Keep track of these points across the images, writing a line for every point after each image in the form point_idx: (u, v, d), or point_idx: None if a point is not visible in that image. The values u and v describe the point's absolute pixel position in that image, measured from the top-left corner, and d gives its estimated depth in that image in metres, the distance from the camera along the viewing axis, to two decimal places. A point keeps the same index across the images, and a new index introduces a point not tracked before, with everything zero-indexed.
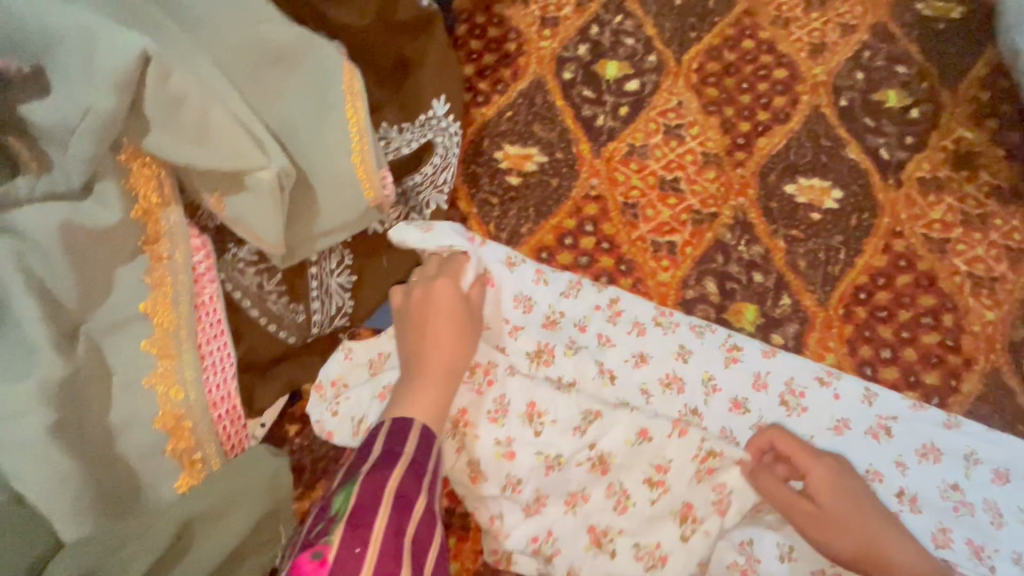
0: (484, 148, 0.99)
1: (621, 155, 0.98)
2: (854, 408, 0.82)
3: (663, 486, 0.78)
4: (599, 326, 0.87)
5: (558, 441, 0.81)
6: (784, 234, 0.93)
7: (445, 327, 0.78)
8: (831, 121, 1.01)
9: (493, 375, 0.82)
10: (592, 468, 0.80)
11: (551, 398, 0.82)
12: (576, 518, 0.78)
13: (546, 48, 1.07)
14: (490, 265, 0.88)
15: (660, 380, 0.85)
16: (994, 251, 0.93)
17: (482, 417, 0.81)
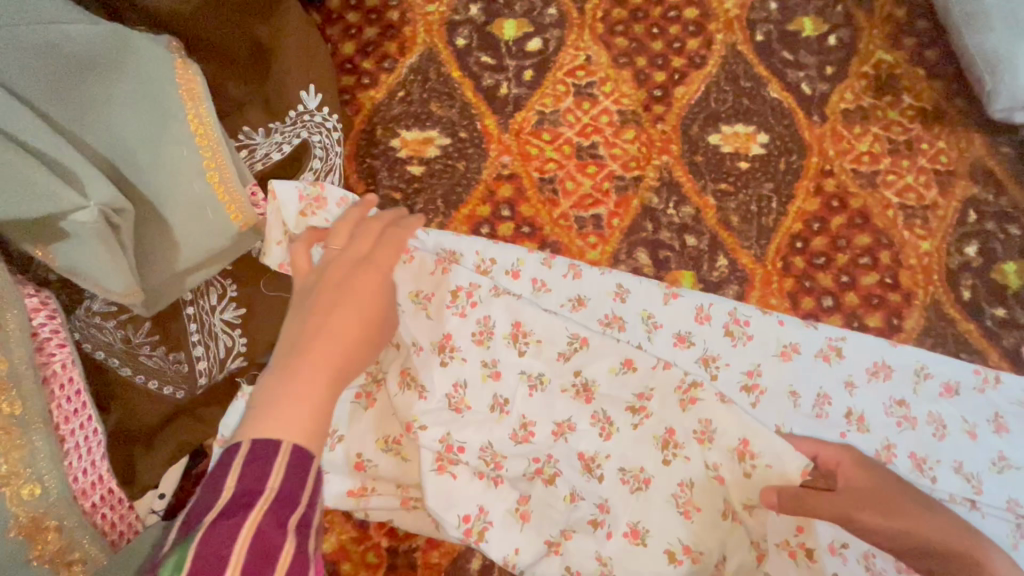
0: (377, 136, 0.87)
1: (531, 126, 0.89)
2: (801, 329, 0.78)
3: (646, 411, 0.73)
4: (533, 271, 0.80)
5: (543, 363, 0.74)
6: (713, 189, 0.87)
7: (361, 306, 0.59)
8: (749, 60, 0.94)
9: (475, 298, 0.75)
10: (577, 396, 0.73)
11: (534, 318, 0.75)
12: (565, 448, 0.72)
13: (434, 12, 0.95)
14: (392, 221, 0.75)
15: (601, 322, 0.79)
16: (923, 178, 0.89)
17: (467, 340, 0.74)
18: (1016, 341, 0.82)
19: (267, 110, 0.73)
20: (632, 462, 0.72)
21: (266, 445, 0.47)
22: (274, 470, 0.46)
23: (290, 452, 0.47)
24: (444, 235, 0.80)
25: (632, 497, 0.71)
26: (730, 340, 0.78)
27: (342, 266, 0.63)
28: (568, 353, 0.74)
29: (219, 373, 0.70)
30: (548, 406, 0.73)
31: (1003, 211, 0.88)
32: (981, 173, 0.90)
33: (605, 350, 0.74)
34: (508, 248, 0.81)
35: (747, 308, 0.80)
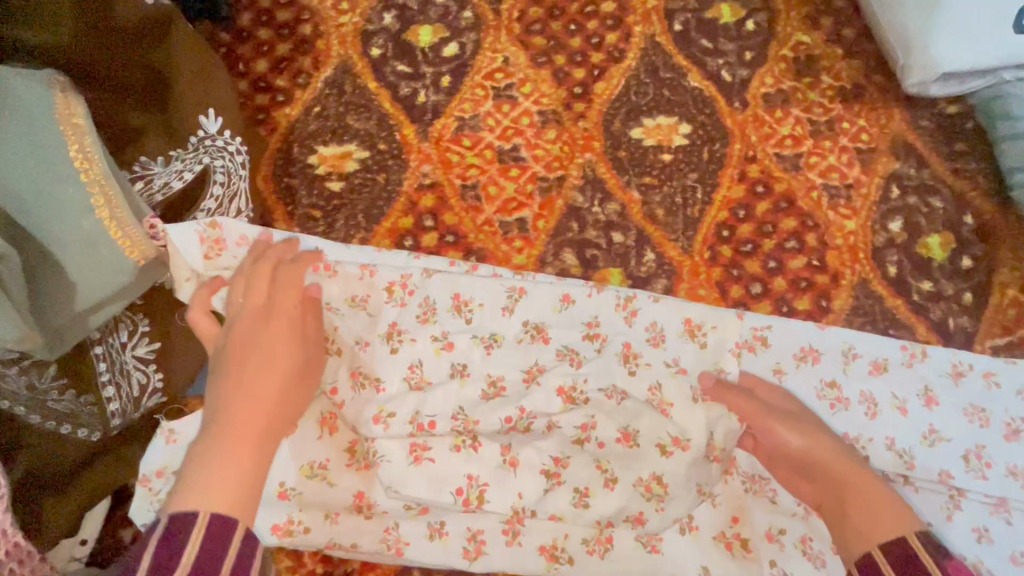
0: (294, 154, 0.86)
1: (451, 133, 0.88)
2: (730, 316, 0.76)
3: (601, 336, 0.75)
4: (454, 285, 0.75)
5: (491, 324, 0.74)
6: (637, 184, 0.87)
7: (271, 364, 0.62)
8: (668, 50, 0.94)
9: (410, 286, 0.75)
10: (533, 340, 0.74)
11: (470, 286, 0.75)
12: (539, 392, 0.72)
13: (347, 23, 0.93)
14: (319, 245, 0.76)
15: (525, 324, 0.75)
16: (845, 157, 0.90)
17: (413, 322, 0.73)
18: (942, 314, 0.83)
19: (167, 134, 0.71)
20: (579, 466, 0.69)
21: (183, 519, 0.48)
22: (188, 546, 0.47)
23: (208, 523, 0.49)
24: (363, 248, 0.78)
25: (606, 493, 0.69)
26: (654, 338, 0.75)
27: (248, 325, 0.64)
28: (487, 350, 0.73)
29: (136, 411, 0.69)
30: (477, 417, 0.71)
31: (924, 184, 0.89)
32: (902, 148, 0.90)
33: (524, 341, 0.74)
34: (433, 259, 0.78)
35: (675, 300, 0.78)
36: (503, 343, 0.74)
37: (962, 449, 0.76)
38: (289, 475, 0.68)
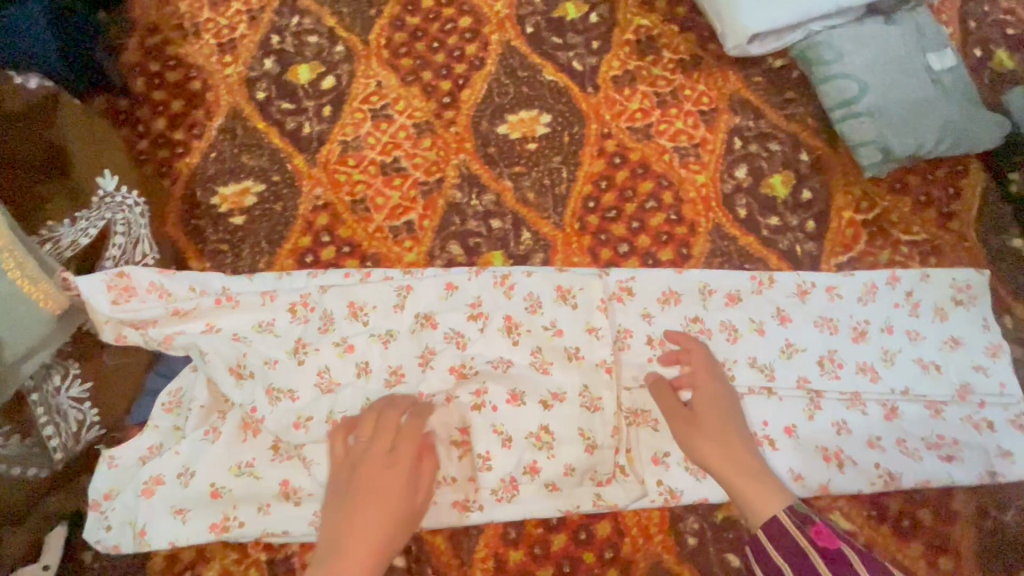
0: (198, 198, 0.95)
1: (337, 156, 0.98)
2: (598, 282, 0.86)
3: (484, 315, 0.84)
4: (350, 293, 0.84)
5: (386, 321, 0.83)
6: (508, 173, 0.97)
7: (394, 490, 0.68)
8: (522, 51, 1.05)
9: (311, 304, 0.84)
10: (422, 328, 0.83)
11: (363, 292, 0.84)
12: (433, 375, 0.81)
13: (232, 73, 1.03)
14: (230, 286, 0.85)
15: (416, 317, 0.84)
16: (691, 120, 1.01)
17: (314, 334, 0.82)
18: (790, 243, 0.94)
19: (71, 198, 0.80)
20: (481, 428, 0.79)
21: None
22: None
23: None
24: (266, 277, 0.88)
25: (502, 447, 0.78)
26: (532, 309, 0.85)
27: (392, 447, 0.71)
28: (385, 341, 0.82)
29: (77, 445, 0.77)
30: None
31: (763, 132, 1.00)
32: (740, 104, 1.02)
33: (416, 328, 0.83)
34: (331, 274, 0.88)
35: (545, 268, 0.88)
36: (399, 331, 0.83)
37: (816, 356, 0.85)
38: (219, 475, 0.76)
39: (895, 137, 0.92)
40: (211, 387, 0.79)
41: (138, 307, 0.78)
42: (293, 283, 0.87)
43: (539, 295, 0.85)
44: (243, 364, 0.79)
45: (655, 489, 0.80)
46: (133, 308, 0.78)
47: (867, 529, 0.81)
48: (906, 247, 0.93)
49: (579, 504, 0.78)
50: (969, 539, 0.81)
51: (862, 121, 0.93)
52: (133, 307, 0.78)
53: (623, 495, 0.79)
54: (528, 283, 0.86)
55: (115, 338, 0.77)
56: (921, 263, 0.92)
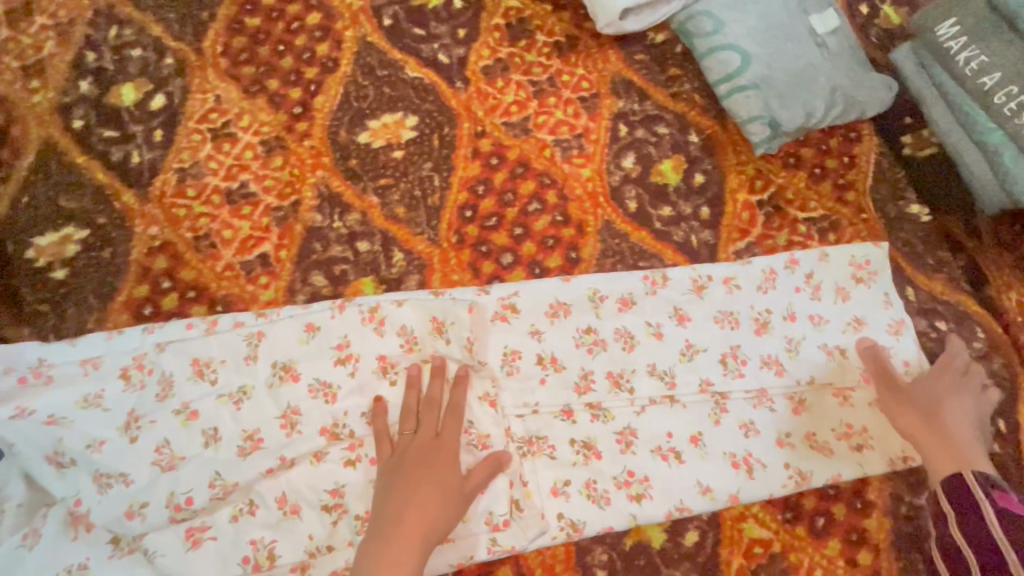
0: (10, 253, 0.81)
1: (174, 187, 0.85)
2: (477, 304, 0.79)
3: (353, 357, 0.75)
4: (194, 350, 0.73)
5: (237, 377, 0.73)
6: (373, 188, 0.87)
7: (444, 470, 0.69)
8: (381, 47, 0.94)
9: (146, 366, 0.72)
10: (282, 380, 0.73)
11: (208, 346, 0.73)
12: (297, 436, 0.71)
13: (42, 101, 0.89)
14: (45, 354, 0.72)
15: (274, 368, 0.73)
16: (571, 108, 0.92)
17: (151, 403, 0.71)
18: (685, 234, 0.87)
19: None
20: (354, 486, 0.71)
21: None
22: None
23: None
24: (92, 338, 0.74)
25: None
26: (405, 344, 0.76)
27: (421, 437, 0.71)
28: (239, 400, 0.72)
29: None
30: (238, 478, 0.69)
31: (649, 115, 0.92)
32: (622, 86, 0.94)
33: (274, 380, 0.73)
34: (171, 326, 0.75)
35: (419, 293, 0.80)
36: (255, 385, 0.73)
37: (718, 355, 0.80)
38: None
39: (783, 110, 0.86)
40: (30, 481, 0.67)
41: None
42: (126, 342, 0.74)
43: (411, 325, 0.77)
44: (62, 451, 0.67)
45: (557, 524, 0.73)
46: None
47: (784, 534, 0.76)
48: (804, 225, 0.88)
49: (474, 553, 0.71)
50: (886, 529, 0.77)
51: (748, 95, 0.87)
52: None
53: (522, 536, 0.72)
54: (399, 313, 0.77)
55: None
56: (820, 241, 0.87)
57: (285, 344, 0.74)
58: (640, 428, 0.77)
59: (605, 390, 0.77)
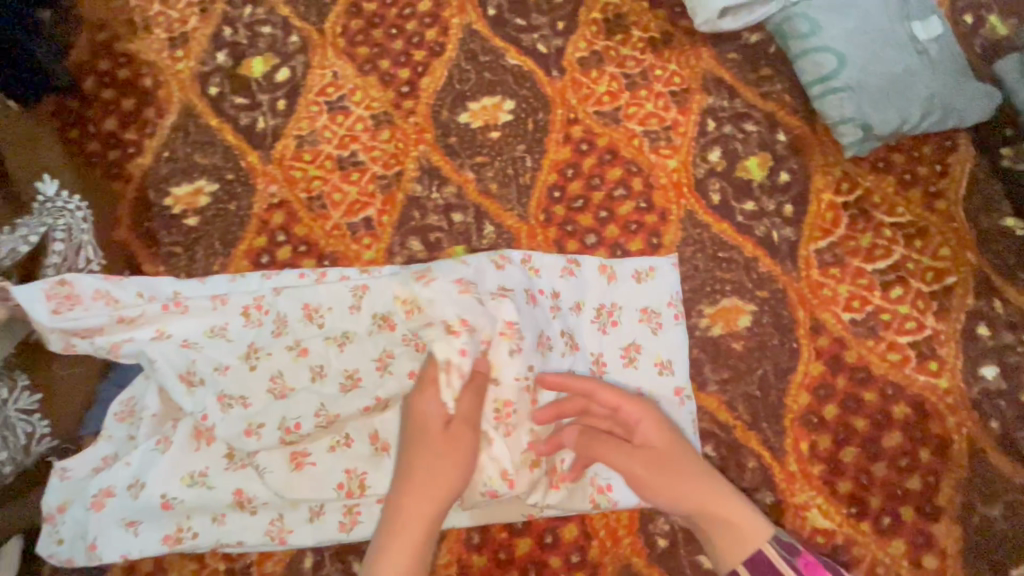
0: (151, 199, 0.92)
1: (293, 152, 0.94)
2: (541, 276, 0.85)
3: None
4: (306, 296, 0.81)
5: (342, 323, 0.80)
6: (470, 165, 0.93)
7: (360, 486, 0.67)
8: (485, 35, 1.00)
9: (264, 306, 0.81)
10: (381, 328, 0.80)
11: (318, 293, 0.81)
12: (390, 378, 0.78)
13: (184, 69, 0.99)
14: (179, 290, 0.83)
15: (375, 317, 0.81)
16: (661, 101, 0.96)
17: (267, 338, 0.79)
18: (766, 229, 0.89)
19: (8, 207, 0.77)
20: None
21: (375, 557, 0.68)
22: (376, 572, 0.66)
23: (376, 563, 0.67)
24: (218, 279, 0.85)
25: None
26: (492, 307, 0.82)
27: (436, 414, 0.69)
28: (343, 342, 0.79)
29: (26, 458, 0.74)
30: (338, 411, 0.76)
31: (737, 113, 0.95)
32: (713, 83, 0.96)
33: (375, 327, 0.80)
34: (286, 272, 0.86)
35: (511, 256, 0.85)
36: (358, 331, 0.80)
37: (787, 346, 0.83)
38: (170, 486, 0.74)
39: (877, 113, 0.87)
40: (163, 395, 0.77)
41: (81, 321, 0.75)
42: (246, 285, 0.84)
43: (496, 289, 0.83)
44: (193, 371, 0.77)
45: (586, 482, 0.77)
46: (80, 319, 0.75)
47: (846, 527, 0.77)
48: (889, 229, 0.88)
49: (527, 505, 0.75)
50: (954, 536, 0.77)
51: (841, 97, 0.88)
52: (75, 317, 0.75)
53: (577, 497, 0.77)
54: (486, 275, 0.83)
55: (64, 347, 0.75)
56: (905, 247, 0.87)
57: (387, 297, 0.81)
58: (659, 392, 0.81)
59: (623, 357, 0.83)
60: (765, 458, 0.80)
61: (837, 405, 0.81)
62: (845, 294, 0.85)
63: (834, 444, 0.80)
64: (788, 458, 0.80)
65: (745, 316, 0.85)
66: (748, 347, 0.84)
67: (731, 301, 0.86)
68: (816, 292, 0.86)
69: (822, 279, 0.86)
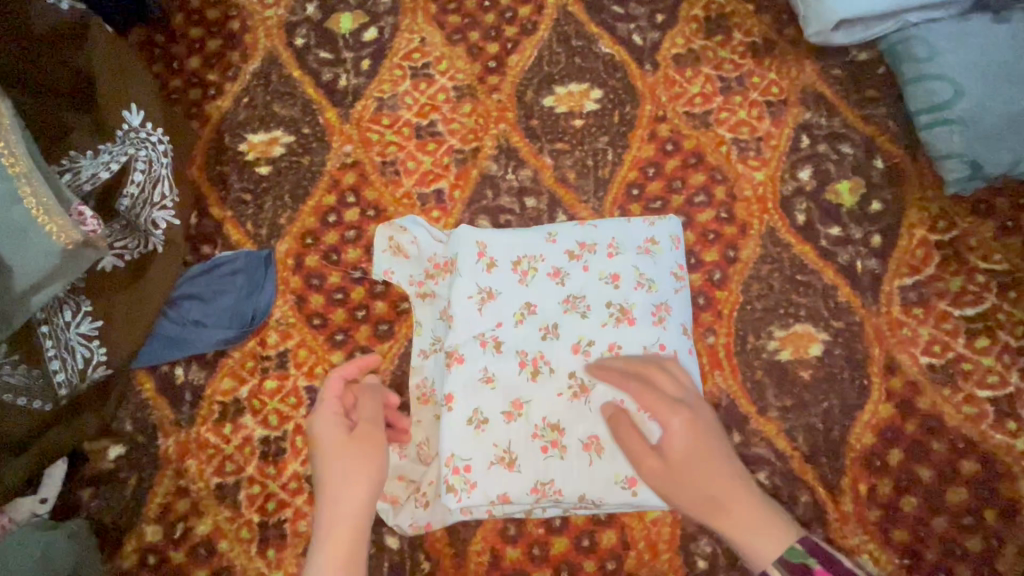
0: (226, 143, 0.92)
1: (371, 114, 0.92)
2: (637, 268, 0.80)
3: (626, 318, 0.78)
4: (522, 263, 0.80)
5: (543, 296, 0.79)
6: (549, 150, 0.90)
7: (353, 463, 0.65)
8: (580, 18, 0.96)
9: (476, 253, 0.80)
10: (570, 309, 0.78)
11: (498, 272, 0.80)
12: (554, 363, 0.76)
13: (272, 16, 0.98)
14: (422, 239, 0.84)
15: (512, 278, 0.80)
16: (755, 110, 0.92)
17: (502, 284, 0.79)
18: (850, 257, 0.85)
19: (95, 134, 0.77)
20: (539, 402, 0.75)
21: None
22: None
23: None
24: (464, 233, 0.81)
25: (569, 404, 0.75)
26: (609, 280, 0.79)
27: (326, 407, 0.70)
28: (479, 307, 0.78)
29: (81, 382, 0.74)
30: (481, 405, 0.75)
31: (835, 132, 0.90)
32: (813, 98, 0.92)
33: (511, 296, 0.79)
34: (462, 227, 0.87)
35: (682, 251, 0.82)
36: (496, 296, 0.79)
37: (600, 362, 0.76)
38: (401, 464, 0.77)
39: (988, 152, 0.82)
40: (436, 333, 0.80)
41: (412, 242, 0.84)
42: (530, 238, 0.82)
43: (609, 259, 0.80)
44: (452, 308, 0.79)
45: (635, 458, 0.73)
46: (244, 266, 0.85)
47: None
48: (982, 275, 0.83)
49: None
50: None
51: (952, 130, 0.83)
52: (414, 229, 0.85)
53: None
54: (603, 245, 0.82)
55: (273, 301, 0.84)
56: (997, 296, 0.82)
57: (580, 296, 0.79)
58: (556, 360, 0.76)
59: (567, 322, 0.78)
60: (820, 493, 0.77)
61: (903, 450, 0.77)
62: (925, 337, 0.81)
63: (895, 490, 0.76)
64: (844, 498, 0.76)
65: (817, 345, 0.81)
66: (816, 378, 0.80)
67: (804, 326, 0.82)
68: (895, 330, 0.82)
69: (903, 318, 0.82)
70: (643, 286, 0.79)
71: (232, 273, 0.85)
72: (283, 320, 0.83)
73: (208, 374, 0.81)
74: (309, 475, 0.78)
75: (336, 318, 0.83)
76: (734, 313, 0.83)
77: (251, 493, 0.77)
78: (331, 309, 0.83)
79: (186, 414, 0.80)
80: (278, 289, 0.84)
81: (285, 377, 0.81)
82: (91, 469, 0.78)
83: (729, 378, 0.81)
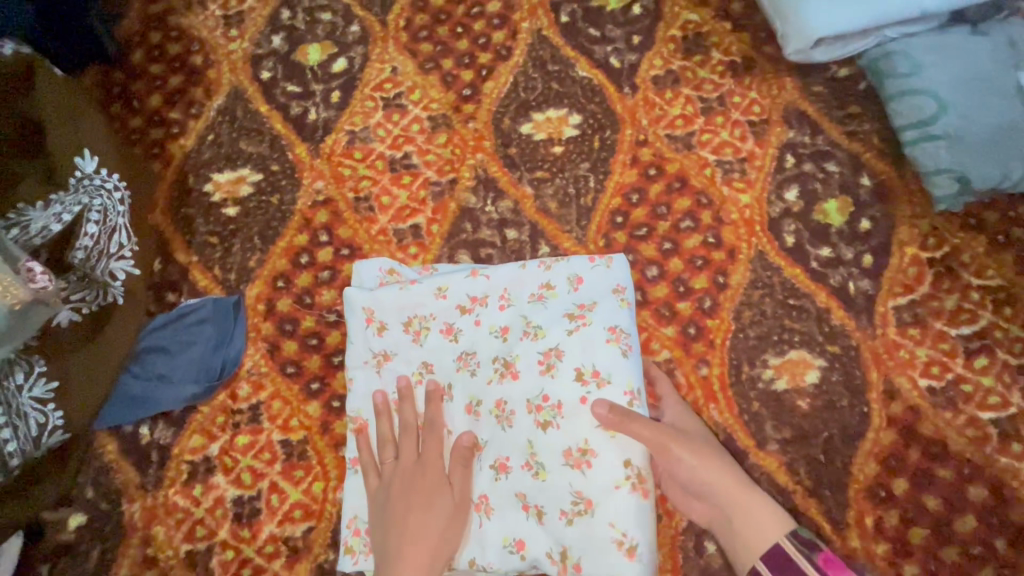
0: (190, 185, 0.87)
1: (343, 148, 0.89)
2: (569, 306, 0.74)
3: (557, 356, 0.71)
4: (451, 306, 0.76)
5: (475, 340, 0.75)
6: (529, 179, 0.87)
7: (392, 518, 0.67)
8: (555, 42, 0.94)
9: (409, 294, 0.76)
10: (500, 353, 0.73)
11: (429, 314, 0.76)
12: (482, 415, 0.72)
13: (237, 49, 0.94)
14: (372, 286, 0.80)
15: (441, 326, 0.76)
16: (738, 131, 0.89)
17: (433, 331, 0.76)
18: (843, 278, 0.82)
19: (44, 179, 0.72)
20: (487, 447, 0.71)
21: None
22: None
23: None
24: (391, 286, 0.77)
25: (516, 446, 0.70)
26: (537, 321, 0.73)
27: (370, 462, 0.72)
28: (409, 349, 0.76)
29: (36, 450, 0.69)
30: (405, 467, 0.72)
31: (819, 151, 0.88)
32: (796, 116, 0.90)
33: (439, 346, 0.75)
34: (441, 263, 0.84)
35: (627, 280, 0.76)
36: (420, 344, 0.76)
37: (528, 414, 0.70)
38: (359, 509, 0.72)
39: (976, 167, 0.80)
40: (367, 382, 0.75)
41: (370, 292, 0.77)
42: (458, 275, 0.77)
43: (539, 304, 0.75)
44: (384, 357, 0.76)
45: (568, 509, 0.68)
46: (210, 316, 0.80)
47: None
48: (977, 292, 0.81)
49: (572, 521, 0.67)
50: None
51: (939, 145, 0.81)
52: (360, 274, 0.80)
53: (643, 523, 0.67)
54: (535, 290, 0.76)
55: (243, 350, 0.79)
56: (993, 313, 0.80)
57: (507, 338, 0.74)
58: (504, 402, 0.71)
59: (491, 368, 0.73)
60: (825, 529, 0.74)
61: (908, 480, 0.75)
62: (923, 358, 0.79)
63: (903, 522, 0.73)
64: (851, 533, 0.73)
65: (813, 372, 0.79)
66: (815, 407, 0.77)
67: (799, 353, 0.79)
68: (892, 353, 0.79)
69: (900, 339, 0.80)
70: (577, 323, 0.72)
71: (200, 322, 0.80)
72: (255, 370, 0.79)
73: (176, 433, 0.76)
74: (286, 537, 0.73)
75: (311, 365, 0.78)
76: (727, 342, 0.80)
77: (224, 560, 0.72)
78: (306, 356, 0.79)
79: (153, 476, 0.75)
80: (248, 337, 0.80)
81: (258, 431, 0.76)
82: (48, 543, 0.73)
83: (724, 411, 0.78)
